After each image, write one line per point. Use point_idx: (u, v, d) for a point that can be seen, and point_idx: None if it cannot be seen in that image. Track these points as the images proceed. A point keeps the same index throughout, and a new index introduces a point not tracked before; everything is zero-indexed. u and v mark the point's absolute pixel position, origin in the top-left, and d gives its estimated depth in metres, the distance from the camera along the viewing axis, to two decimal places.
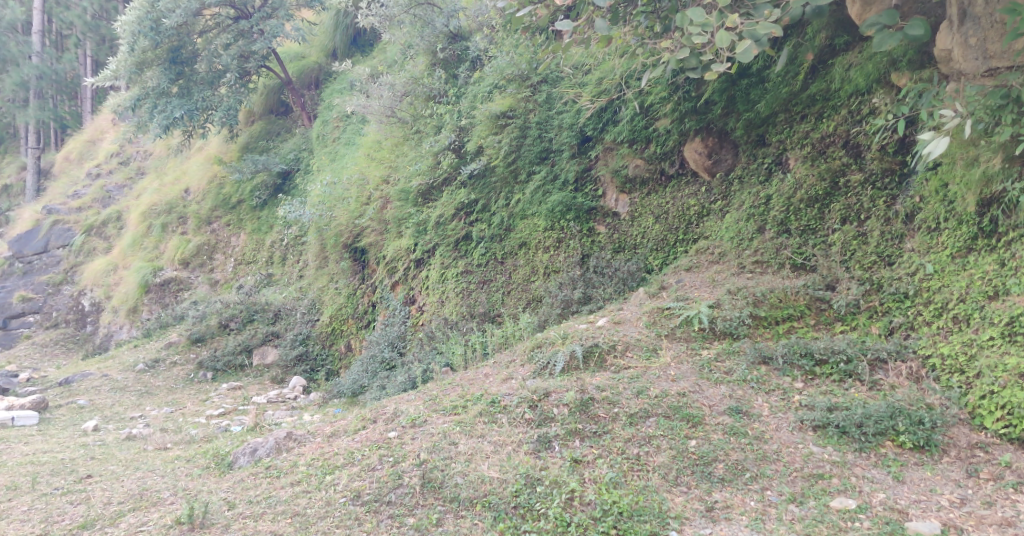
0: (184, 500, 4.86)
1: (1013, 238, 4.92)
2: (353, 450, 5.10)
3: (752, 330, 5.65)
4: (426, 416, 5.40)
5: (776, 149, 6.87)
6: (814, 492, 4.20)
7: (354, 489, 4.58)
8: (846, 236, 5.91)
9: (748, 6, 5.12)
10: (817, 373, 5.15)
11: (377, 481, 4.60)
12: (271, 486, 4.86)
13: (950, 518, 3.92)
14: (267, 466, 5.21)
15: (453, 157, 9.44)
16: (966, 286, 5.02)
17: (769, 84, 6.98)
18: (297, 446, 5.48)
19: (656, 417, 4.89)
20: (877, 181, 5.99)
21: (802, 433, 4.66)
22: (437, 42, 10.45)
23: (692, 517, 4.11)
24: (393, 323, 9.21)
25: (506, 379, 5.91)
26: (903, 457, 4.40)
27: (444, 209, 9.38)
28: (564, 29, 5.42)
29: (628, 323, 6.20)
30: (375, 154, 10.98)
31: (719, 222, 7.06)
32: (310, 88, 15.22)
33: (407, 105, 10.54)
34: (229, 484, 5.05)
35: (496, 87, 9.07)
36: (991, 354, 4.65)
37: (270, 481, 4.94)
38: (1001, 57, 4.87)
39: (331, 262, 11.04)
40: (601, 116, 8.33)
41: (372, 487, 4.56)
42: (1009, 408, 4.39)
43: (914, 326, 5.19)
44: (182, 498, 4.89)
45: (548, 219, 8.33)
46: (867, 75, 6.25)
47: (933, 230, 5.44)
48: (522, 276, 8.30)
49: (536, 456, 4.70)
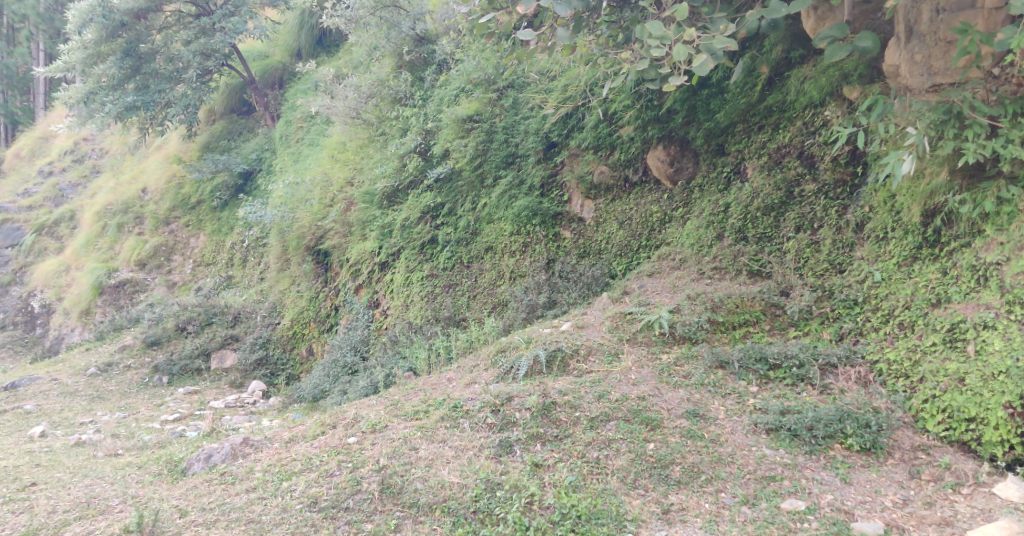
0: (133, 508, 4.76)
1: (954, 249, 5.07)
2: (311, 456, 5.06)
3: (709, 335, 5.78)
4: (387, 422, 5.39)
5: (735, 159, 7.03)
6: (766, 494, 4.30)
7: (310, 496, 4.55)
8: (800, 244, 6.07)
9: (705, 20, 5.28)
10: (770, 378, 5.28)
11: (335, 487, 4.59)
12: (225, 492, 4.80)
13: (893, 518, 4.05)
14: (222, 472, 5.14)
15: (419, 160, 9.46)
16: (911, 294, 5.15)
17: (728, 95, 7.15)
18: (253, 452, 5.40)
19: (616, 421, 4.96)
20: (830, 192, 6.16)
21: (755, 436, 4.77)
22: (403, 45, 10.47)
23: (649, 520, 4.18)
24: (356, 327, 9.16)
25: (469, 384, 5.93)
26: (851, 460, 4.51)
27: (409, 212, 9.38)
28: (526, 37, 5.46)
29: (591, 328, 6.29)
30: (339, 156, 10.94)
31: (679, 229, 7.19)
32: (273, 88, 15.08)
33: (372, 107, 10.53)
34: (182, 491, 4.96)
35: (462, 92, 9.07)
36: (933, 360, 4.79)
37: (224, 488, 4.87)
38: (945, 74, 4.99)
39: (293, 265, 10.94)
40: (566, 123, 8.41)
41: (329, 493, 4.54)
42: (949, 411, 4.55)
43: (863, 332, 5.31)
44: (131, 506, 4.80)
45: (514, 224, 8.44)
46: (821, 89, 6.42)
47: (882, 240, 5.59)
48: (488, 280, 8.38)
49: (497, 460, 4.74)
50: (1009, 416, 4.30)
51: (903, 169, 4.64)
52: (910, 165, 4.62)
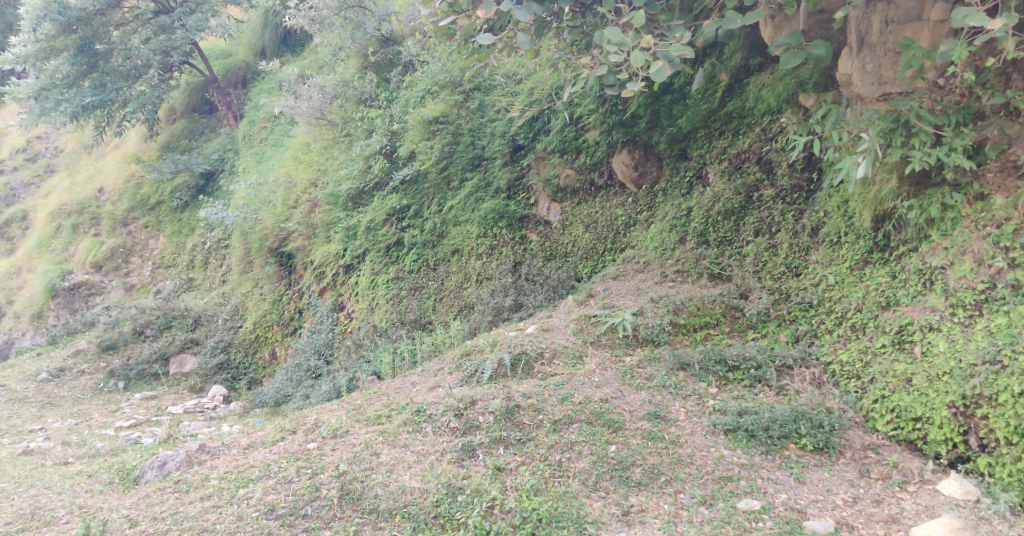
0: (80, 519, 4.68)
1: (902, 253, 5.19)
2: (268, 463, 5.01)
3: (671, 337, 5.86)
4: (348, 427, 5.35)
5: (697, 164, 7.14)
6: (722, 494, 4.37)
7: (267, 503, 4.51)
8: (758, 248, 6.19)
9: (662, 27, 5.38)
10: (730, 379, 5.38)
11: (293, 494, 4.55)
12: (179, 501, 4.73)
13: (843, 516, 4.15)
14: (176, 480, 5.05)
15: (385, 162, 9.42)
16: (862, 297, 5.28)
17: (691, 100, 7.26)
18: (209, 459, 5.33)
19: (579, 424, 4.99)
20: (787, 196, 6.29)
21: (714, 437, 4.85)
22: (368, 46, 10.39)
23: (609, 522, 4.23)
24: (320, 331, 9.07)
25: (433, 387, 5.94)
26: (805, 459, 4.61)
27: (375, 214, 9.35)
28: (485, 42, 5.47)
29: (556, 331, 6.33)
30: (303, 157, 10.86)
31: (644, 233, 7.29)
32: (236, 87, 14.87)
33: (337, 108, 10.47)
34: (133, 500, 4.87)
35: (429, 93, 9.04)
36: (883, 362, 4.92)
37: (178, 496, 4.79)
38: (893, 84, 5.17)
39: (255, 267, 10.80)
40: (532, 126, 8.47)
41: (286, 501, 4.50)
42: (897, 411, 4.68)
43: (817, 334, 5.45)
44: (79, 517, 4.71)
45: (480, 226, 8.46)
46: (778, 96, 6.53)
47: (835, 244, 5.71)
48: (455, 283, 8.38)
49: (459, 465, 4.75)
50: (952, 415, 4.43)
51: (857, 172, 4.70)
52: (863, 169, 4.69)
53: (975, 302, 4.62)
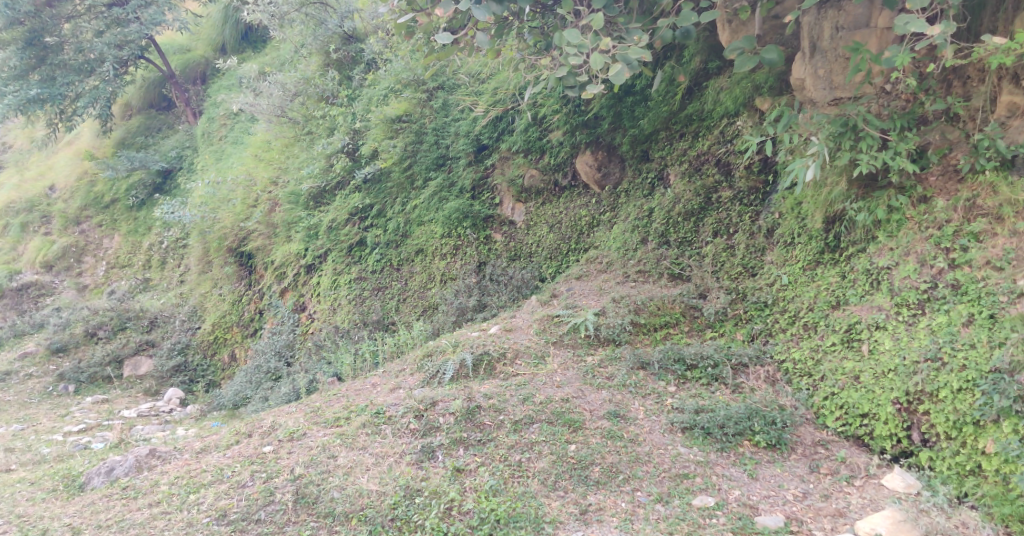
0: (18, 529, 4.58)
1: (852, 254, 5.32)
2: (221, 467, 4.94)
3: (632, 337, 5.93)
4: (305, 430, 5.30)
5: (658, 165, 7.23)
6: (678, 492, 4.43)
7: (218, 509, 4.45)
8: (716, 248, 6.29)
9: (621, 30, 5.43)
10: (688, 378, 5.45)
11: (246, 499, 4.50)
12: (125, 508, 4.63)
13: (793, 511, 4.23)
14: (124, 486, 4.94)
15: (347, 160, 9.33)
16: (814, 297, 5.40)
17: (652, 103, 7.34)
18: (159, 464, 5.23)
19: (539, 424, 5.02)
20: (744, 198, 6.41)
21: (671, 435, 4.91)
22: (330, 43, 10.27)
23: (567, 521, 4.25)
24: (281, 332, 8.96)
25: (394, 388, 5.90)
26: (758, 456, 4.70)
27: (337, 213, 9.27)
28: (444, 41, 5.44)
29: (519, 331, 6.35)
30: (263, 155, 10.71)
31: (606, 233, 7.35)
32: (195, 83, 14.58)
33: (299, 105, 10.35)
34: (76, 508, 4.77)
35: (391, 92, 9.03)
36: (833, 359, 5.04)
37: (125, 503, 4.69)
38: (844, 89, 5.31)
39: (214, 267, 10.61)
40: (496, 126, 8.47)
41: (239, 506, 4.45)
42: (846, 408, 4.79)
43: (772, 333, 5.56)
44: (17, 527, 4.61)
45: (444, 226, 8.46)
46: (735, 99, 6.63)
47: (789, 245, 5.83)
48: (419, 283, 8.36)
49: (418, 466, 4.73)
50: (896, 411, 4.56)
51: (807, 176, 4.81)
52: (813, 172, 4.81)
53: (919, 301, 4.75)
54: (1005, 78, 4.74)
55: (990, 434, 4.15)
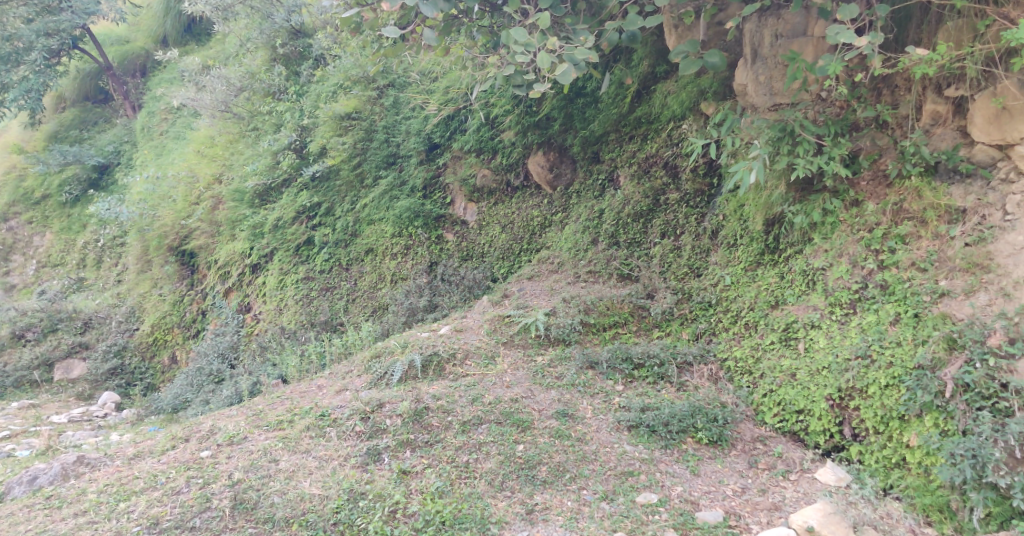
0: None
1: (790, 255, 5.46)
2: (155, 474, 4.81)
3: (582, 336, 5.98)
4: (246, 434, 5.20)
5: (608, 167, 7.31)
6: (623, 489, 4.48)
7: (150, 517, 4.33)
8: (664, 249, 6.40)
9: (568, 30, 5.48)
10: (635, 376, 5.52)
11: (180, 506, 4.39)
12: (49, 518, 4.47)
13: (732, 506, 4.32)
14: (48, 496, 4.76)
15: (294, 157, 9.17)
16: (755, 296, 5.54)
17: (602, 105, 7.39)
18: (88, 472, 5.06)
19: (488, 425, 5.02)
20: (690, 200, 6.52)
21: (618, 433, 4.96)
22: (277, 38, 10.07)
23: (512, 521, 4.26)
24: (225, 333, 8.77)
25: (341, 391, 5.83)
26: (700, 452, 4.79)
27: (283, 211, 9.12)
28: (391, 35, 5.36)
29: (469, 331, 6.35)
30: (207, 151, 10.50)
31: (558, 234, 7.40)
32: (134, 76, 14.16)
33: (244, 101, 10.20)
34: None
35: (340, 88, 8.95)
36: (772, 357, 5.17)
37: (48, 513, 4.52)
38: (783, 95, 5.45)
39: (154, 267, 10.32)
40: (448, 124, 8.44)
41: (173, 513, 4.34)
42: (784, 404, 4.93)
43: (715, 332, 5.69)
44: None
45: (395, 226, 8.42)
46: (681, 103, 6.72)
47: (732, 246, 5.96)
48: (368, 284, 8.31)
49: (363, 469, 4.69)
50: (829, 407, 4.70)
51: (749, 180, 4.95)
52: (755, 175, 4.93)
53: (850, 301, 4.91)
54: (929, 88, 4.90)
55: (913, 428, 4.31)
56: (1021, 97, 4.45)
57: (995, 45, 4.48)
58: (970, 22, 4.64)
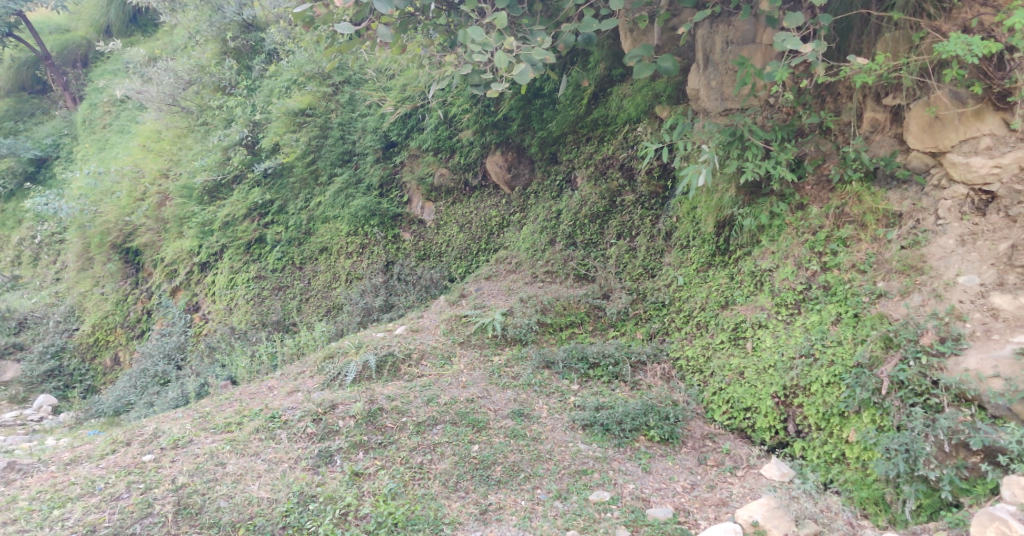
0: None
1: (740, 256, 5.56)
2: (94, 479, 4.66)
3: (538, 336, 6.00)
4: (192, 437, 5.07)
5: (566, 168, 7.34)
6: (577, 488, 4.49)
7: (88, 524, 4.21)
8: (620, 250, 6.45)
9: (525, 31, 5.48)
10: (590, 376, 5.55)
11: (119, 512, 4.28)
12: None
13: (681, 502, 4.38)
14: None
15: (245, 154, 9.00)
16: (706, 297, 5.62)
17: (559, 105, 7.38)
18: (20, 479, 4.89)
19: (443, 425, 4.99)
20: (646, 202, 6.59)
21: (573, 432, 4.97)
22: (227, 31, 9.83)
23: (466, 522, 4.24)
24: (172, 334, 8.57)
25: (292, 392, 5.74)
26: (652, 450, 4.84)
27: (233, 208, 8.94)
28: (344, 31, 5.28)
29: (426, 331, 6.31)
30: (153, 145, 10.24)
31: (515, 234, 7.40)
32: (74, 66, 13.72)
33: (193, 94, 10.02)
34: None
35: (294, 84, 8.80)
36: (722, 356, 5.25)
37: None
38: (734, 100, 5.54)
39: (95, 264, 10.00)
40: (405, 123, 8.34)
41: (112, 520, 4.23)
42: (732, 402, 5.01)
43: (668, 331, 5.76)
44: None
45: (350, 224, 8.34)
46: (637, 106, 6.74)
47: (685, 248, 6.04)
48: (322, 283, 8.23)
49: (314, 472, 4.62)
50: (775, 404, 4.80)
51: (698, 182, 5.03)
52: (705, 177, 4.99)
53: (795, 301, 5.02)
54: (869, 96, 5.05)
55: (853, 424, 4.42)
56: (953, 107, 4.58)
57: (929, 56, 4.60)
58: (906, 34, 4.76)
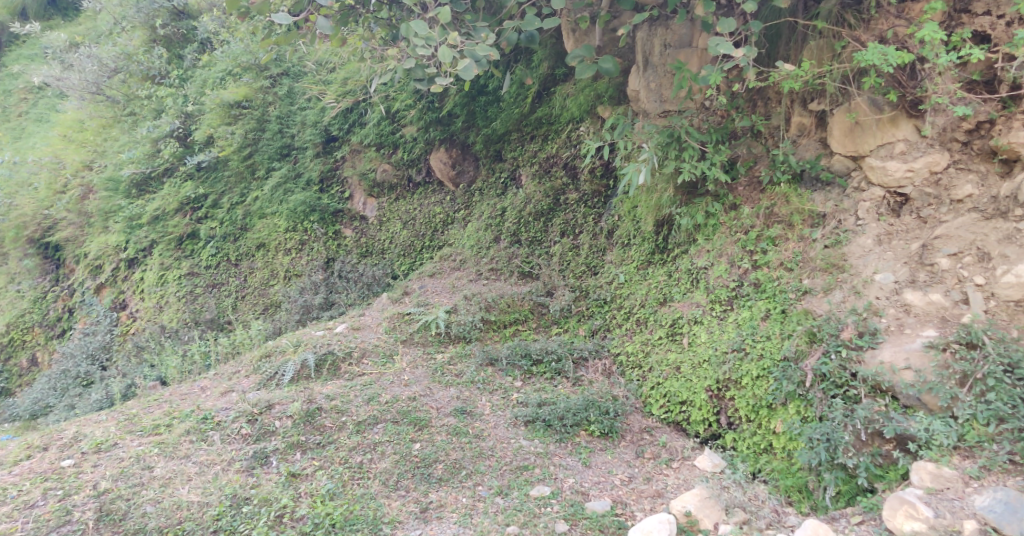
0: None
1: (678, 254, 5.66)
2: (8, 487, 4.45)
3: (482, 334, 5.99)
4: (116, 440, 4.89)
5: (511, 166, 7.34)
6: (518, 483, 4.48)
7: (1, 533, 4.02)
8: (563, 248, 6.50)
9: (468, 27, 5.46)
10: (533, 372, 5.56)
11: (34, 521, 4.10)
12: None
13: (619, 495, 4.43)
14: None
15: (176, 146, 8.72)
16: (646, 294, 5.71)
17: (503, 103, 7.36)
18: None
19: (384, 424, 4.92)
20: (589, 201, 6.64)
21: (515, 428, 4.98)
22: (156, 17, 9.49)
23: (405, 521, 4.19)
24: (95, 333, 8.26)
25: (226, 392, 5.59)
26: (592, 444, 4.88)
27: (164, 202, 8.64)
28: (283, 21, 5.16)
29: (367, 330, 6.23)
30: (75, 136, 9.84)
31: (460, 231, 7.38)
32: None
33: (118, 83, 9.66)
34: None
35: (229, 75, 8.55)
36: (660, 351, 5.34)
37: None
38: (672, 103, 5.66)
39: (10, 260, 9.55)
40: (346, 117, 8.19)
41: (26, 529, 4.05)
42: (669, 396, 5.11)
43: (609, 328, 5.84)
44: None
45: (289, 220, 8.18)
46: (579, 106, 6.73)
47: (626, 246, 6.12)
48: (259, 280, 8.09)
49: (248, 474, 4.50)
50: (709, 397, 4.90)
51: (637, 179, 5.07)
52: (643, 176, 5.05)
53: (728, 298, 5.14)
54: (796, 102, 5.21)
55: (779, 416, 4.54)
56: (871, 114, 4.75)
57: (849, 65, 4.77)
58: (829, 43, 4.92)
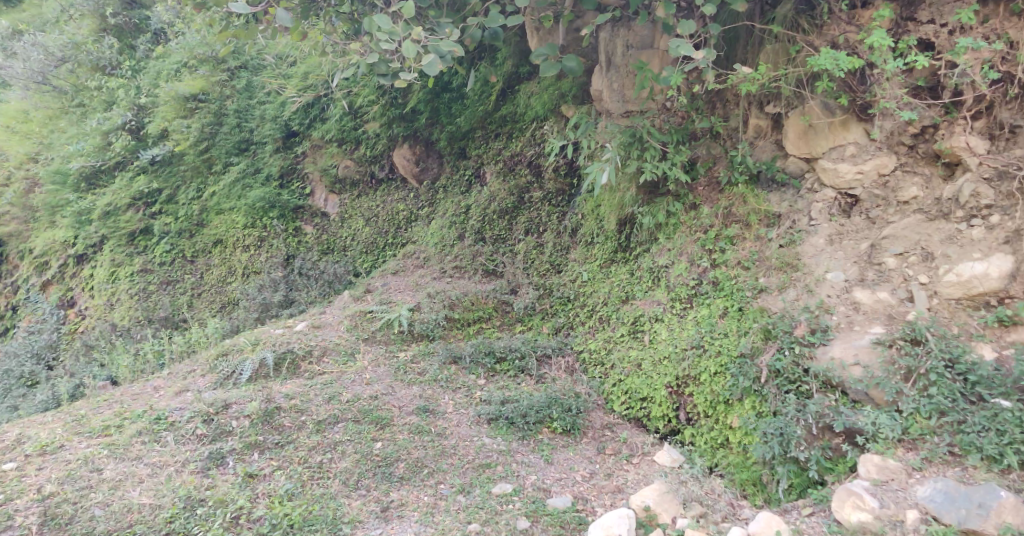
0: None
1: (640, 253, 5.72)
2: None
3: (446, 331, 5.98)
4: (62, 442, 4.76)
5: (475, 163, 7.33)
6: (479, 481, 4.48)
7: None
8: (528, 246, 6.52)
9: (432, 22, 5.42)
10: (497, 370, 5.58)
11: None
12: None
13: (580, 491, 4.45)
14: None
15: (129, 139, 8.50)
16: (608, 292, 5.76)
17: (467, 101, 7.33)
18: None
19: (344, 423, 4.88)
20: (552, 199, 6.66)
21: (478, 426, 4.98)
22: (107, 6, 9.29)
23: (365, 520, 4.15)
24: (41, 331, 8.05)
25: (180, 392, 5.48)
26: (554, 441, 4.91)
27: (115, 197, 8.42)
28: (240, 11, 5.12)
29: (327, 328, 6.17)
30: (19, 126, 9.60)
31: (424, 229, 7.35)
32: None
33: (66, 73, 9.37)
34: None
35: (184, 66, 8.37)
36: (622, 348, 5.39)
37: None
38: (634, 103, 5.72)
39: None
40: (307, 112, 8.12)
41: None
42: (630, 393, 5.16)
43: (573, 326, 5.88)
44: None
45: (248, 216, 8.03)
46: (543, 104, 6.76)
47: (590, 244, 6.16)
48: (217, 277, 7.96)
49: (203, 475, 4.42)
50: (668, 394, 4.95)
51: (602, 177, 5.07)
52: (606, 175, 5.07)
53: (688, 296, 5.21)
54: (753, 104, 5.27)
55: (736, 411, 4.59)
56: (824, 117, 4.85)
57: (803, 69, 4.85)
58: (784, 47, 5.02)
